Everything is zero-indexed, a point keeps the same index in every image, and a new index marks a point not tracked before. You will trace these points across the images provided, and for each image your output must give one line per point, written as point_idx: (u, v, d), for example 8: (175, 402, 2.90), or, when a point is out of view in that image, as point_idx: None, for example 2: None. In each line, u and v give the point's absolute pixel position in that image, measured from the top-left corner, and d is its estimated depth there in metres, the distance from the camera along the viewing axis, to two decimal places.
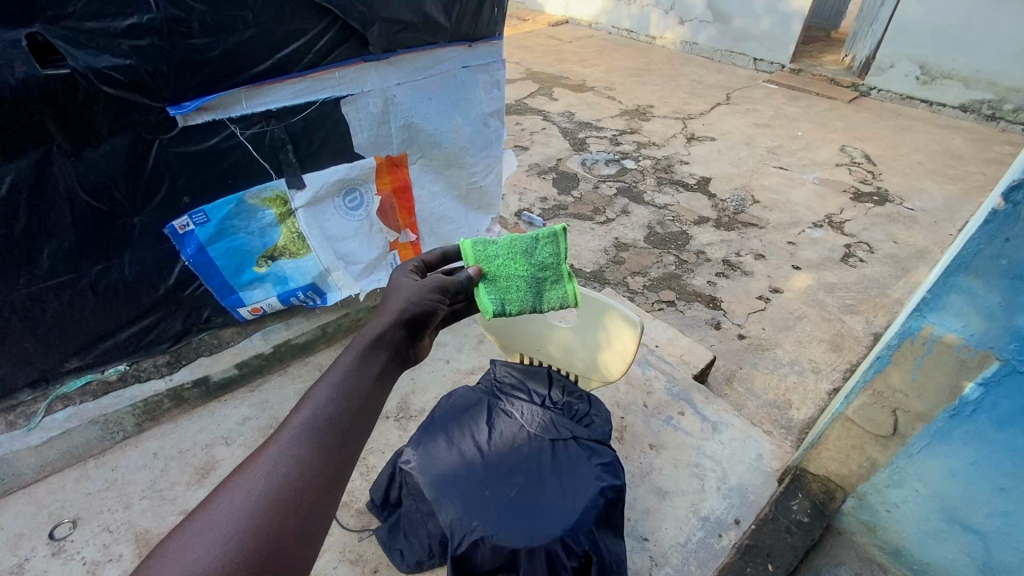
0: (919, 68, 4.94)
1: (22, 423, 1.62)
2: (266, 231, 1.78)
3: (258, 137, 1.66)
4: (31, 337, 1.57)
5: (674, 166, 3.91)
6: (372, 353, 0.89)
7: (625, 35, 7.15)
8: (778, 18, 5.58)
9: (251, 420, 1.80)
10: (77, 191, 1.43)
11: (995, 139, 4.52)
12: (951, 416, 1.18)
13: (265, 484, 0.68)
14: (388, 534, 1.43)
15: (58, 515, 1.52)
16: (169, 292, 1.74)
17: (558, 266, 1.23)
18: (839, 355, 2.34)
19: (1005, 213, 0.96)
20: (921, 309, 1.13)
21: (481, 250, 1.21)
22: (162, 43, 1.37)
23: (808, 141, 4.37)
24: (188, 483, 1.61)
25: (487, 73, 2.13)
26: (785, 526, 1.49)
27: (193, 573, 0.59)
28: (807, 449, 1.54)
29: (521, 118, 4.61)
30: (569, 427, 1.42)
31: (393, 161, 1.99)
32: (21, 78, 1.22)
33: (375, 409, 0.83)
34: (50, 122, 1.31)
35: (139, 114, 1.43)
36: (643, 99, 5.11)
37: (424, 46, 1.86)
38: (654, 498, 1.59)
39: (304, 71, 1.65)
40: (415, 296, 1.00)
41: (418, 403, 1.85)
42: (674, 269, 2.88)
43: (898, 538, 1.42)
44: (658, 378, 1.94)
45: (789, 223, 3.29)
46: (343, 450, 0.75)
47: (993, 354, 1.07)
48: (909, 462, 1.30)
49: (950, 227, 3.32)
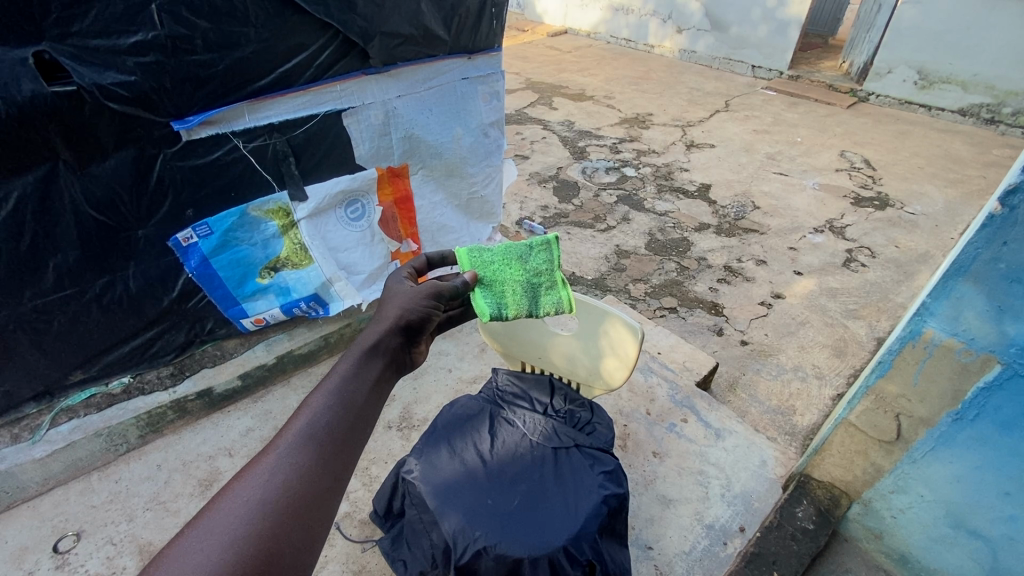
0: (917, 74, 4.95)
1: (27, 436, 1.63)
2: (269, 242, 1.79)
3: (260, 150, 1.68)
4: (37, 350, 1.58)
5: (674, 173, 3.92)
6: (369, 360, 0.90)
7: (624, 45, 7.21)
8: (775, 25, 5.63)
9: (255, 431, 1.80)
10: (82, 206, 1.45)
11: (995, 142, 4.54)
12: (954, 420, 1.18)
13: (263, 491, 0.68)
14: (390, 545, 1.42)
15: (62, 528, 1.52)
16: (173, 304, 1.76)
17: (552, 273, 1.24)
18: (842, 361, 2.34)
19: (1002, 217, 0.97)
20: (922, 313, 1.13)
21: (477, 256, 1.22)
22: (167, 60, 1.40)
23: (807, 146, 4.39)
24: (192, 495, 1.61)
25: (486, 84, 2.15)
26: (790, 533, 1.47)
27: None
28: (810, 456, 1.53)
29: (522, 128, 4.64)
30: (571, 435, 1.42)
31: (393, 171, 2.00)
32: (28, 96, 1.24)
33: (372, 415, 0.84)
34: (56, 138, 1.33)
35: (144, 129, 1.45)
36: (642, 107, 5.14)
37: (424, 58, 1.89)
38: (658, 506, 1.58)
39: (305, 85, 1.67)
40: (411, 302, 1.01)
41: (421, 412, 1.85)
42: (676, 275, 2.89)
43: (904, 544, 1.41)
44: (660, 385, 1.94)
45: (790, 228, 3.30)
46: (342, 457, 0.75)
47: (994, 358, 1.07)
48: (914, 467, 1.29)
49: (951, 231, 3.32)
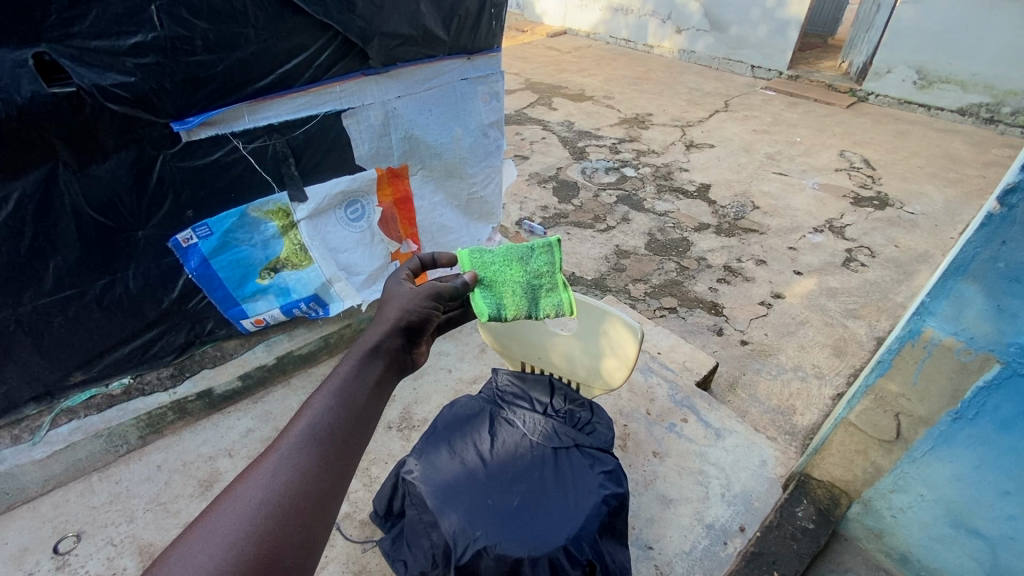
0: (916, 73, 4.95)
1: (27, 437, 1.63)
2: (268, 243, 1.79)
3: (260, 151, 1.68)
4: (37, 351, 1.58)
5: (673, 173, 3.92)
6: (370, 361, 0.90)
7: (623, 45, 7.22)
8: (775, 25, 5.63)
9: (255, 431, 1.80)
10: (82, 207, 1.45)
11: (994, 141, 4.54)
12: (953, 420, 1.18)
13: (264, 492, 0.68)
14: (391, 545, 1.43)
15: (63, 529, 1.52)
16: (173, 304, 1.76)
17: (553, 274, 1.23)
18: (842, 360, 2.34)
19: (1001, 216, 0.97)
20: (921, 312, 1.13)
21: (478, 257, 1.23)
22: (166, 61, 1.40)
23: (807, 146, 4.39)
24: (192, 496, 1.61)
25: (486, 84, 2.15)
26: (790, 533, 1.47)
27: None
28: (809, 456, 1.53)
29: (521, 129, 4.65)
30: (571, 435, 1.43)
31: (393, 171, 2.00)
32: (28, 97, 1.24)
33: (373, 417, 0.84)
34: (56, 139, 1.33)
35: (143, 130, 1.46)
36: (642, 107, 5.14)
37: (423, 59, 1.89)
38: (658, 506, 1.58)
39: (305, 86, 1.67)
40: (411, 303, 1.01)
41: (421, 412, 1.86)
42: (676, 275, 2.89)
43: (904, 544, 1.41)
44: (660, 385, 1.94)
45: (789, 228, 3.30)
46: (343, 458, 0.75)
47: (994, 357, 1.07)
48: (913, 467, 1.30)
49: (951, 231, 3.32)
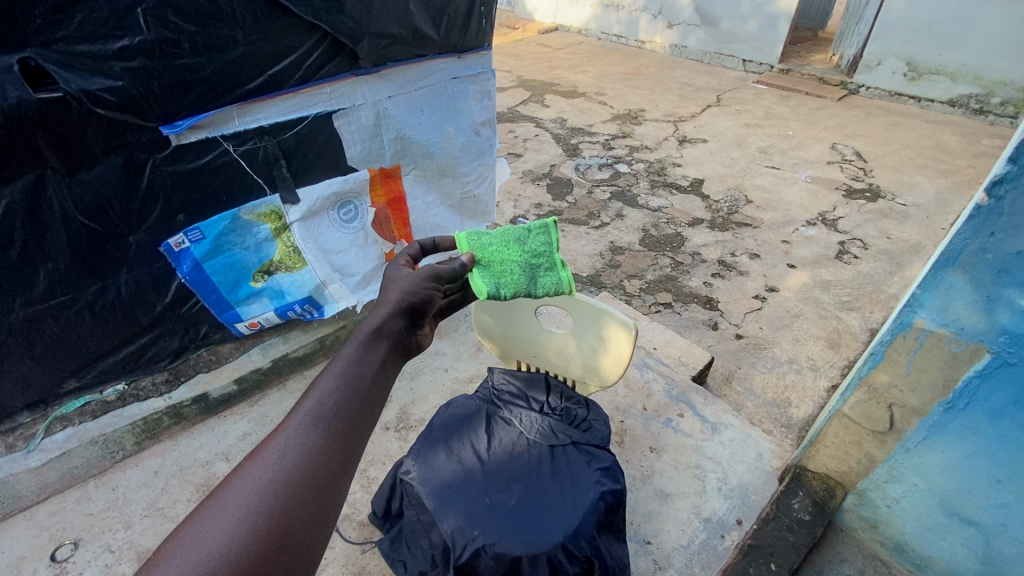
0: (906, 65, 4.98)
1: (22, 445, 1.63)
2: (262, 246, 1.78)
3: (252, 153, 1.67)
4: (30, 358, 1.57)
5: (667, 169, 3.93)
6: (373, 343, 0.89)
7: (615, 41, 7.20)
8: (765, 19, 5.63)
9: (251, 435, 1.80)
10: (72, 213, 1.44)
11: (984, 132, 4.57)
12: (946, 409, 1.19)
13: (274, 471, 0.68)
14: (390, 546, 1.42)
15: (60, 536, 1.51)
16: (167, 309, 1.75)
17: (551, 254, 1.26)
18: (837, 352, 2.35)
19: (989, 207, 0.97)
20: (912, 304, 1.14)
21: (476, 239, 1.22)
22: (154, 64, 1.39)
23: (799, 139, 4.40)
24: (190, 500, 1.61)
25: (477, 83, 2.15)
26: (786, 524, 1.50)
27: (212, 553, 0.60)
28: (806, 448, 1.55)
29: (514, 126, 4.65)
30: (569, 432, 1.43)
31: (387, 173, 2.00)
32: (13, 103, 1.23)
33: (380, 396, 0.84)
34: (43, 146, 1.32)
35: (133, 135, 1.45)
36: (635, 103, 5.14)
37: (414, 59, 1.89)
38: (655, 501, 1.59)
39: (296, 87, 1.67)
40: (412, 285, 1.00)
41: (418, 412, 1.86)
42: (671, 270, 2.90)
43: (899, 534, 1.42)
44: (656, 380, 1.95)
45: (783, 222, 3.31)
46: (350, 436, 0.75)
47: (984, 346, 1.08)
48: (907, 456, 1.31)
49: (943, 222, 3.34)
